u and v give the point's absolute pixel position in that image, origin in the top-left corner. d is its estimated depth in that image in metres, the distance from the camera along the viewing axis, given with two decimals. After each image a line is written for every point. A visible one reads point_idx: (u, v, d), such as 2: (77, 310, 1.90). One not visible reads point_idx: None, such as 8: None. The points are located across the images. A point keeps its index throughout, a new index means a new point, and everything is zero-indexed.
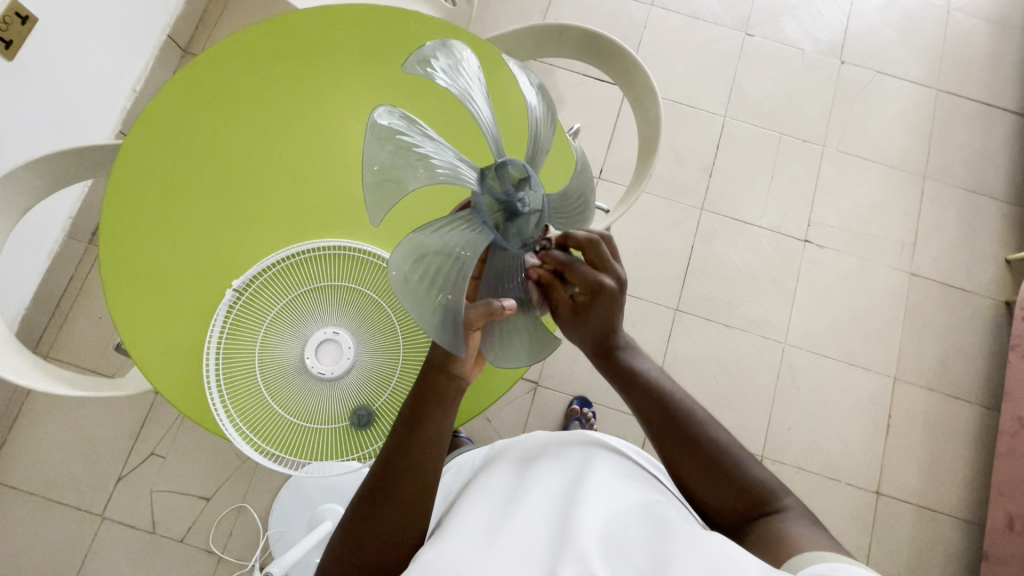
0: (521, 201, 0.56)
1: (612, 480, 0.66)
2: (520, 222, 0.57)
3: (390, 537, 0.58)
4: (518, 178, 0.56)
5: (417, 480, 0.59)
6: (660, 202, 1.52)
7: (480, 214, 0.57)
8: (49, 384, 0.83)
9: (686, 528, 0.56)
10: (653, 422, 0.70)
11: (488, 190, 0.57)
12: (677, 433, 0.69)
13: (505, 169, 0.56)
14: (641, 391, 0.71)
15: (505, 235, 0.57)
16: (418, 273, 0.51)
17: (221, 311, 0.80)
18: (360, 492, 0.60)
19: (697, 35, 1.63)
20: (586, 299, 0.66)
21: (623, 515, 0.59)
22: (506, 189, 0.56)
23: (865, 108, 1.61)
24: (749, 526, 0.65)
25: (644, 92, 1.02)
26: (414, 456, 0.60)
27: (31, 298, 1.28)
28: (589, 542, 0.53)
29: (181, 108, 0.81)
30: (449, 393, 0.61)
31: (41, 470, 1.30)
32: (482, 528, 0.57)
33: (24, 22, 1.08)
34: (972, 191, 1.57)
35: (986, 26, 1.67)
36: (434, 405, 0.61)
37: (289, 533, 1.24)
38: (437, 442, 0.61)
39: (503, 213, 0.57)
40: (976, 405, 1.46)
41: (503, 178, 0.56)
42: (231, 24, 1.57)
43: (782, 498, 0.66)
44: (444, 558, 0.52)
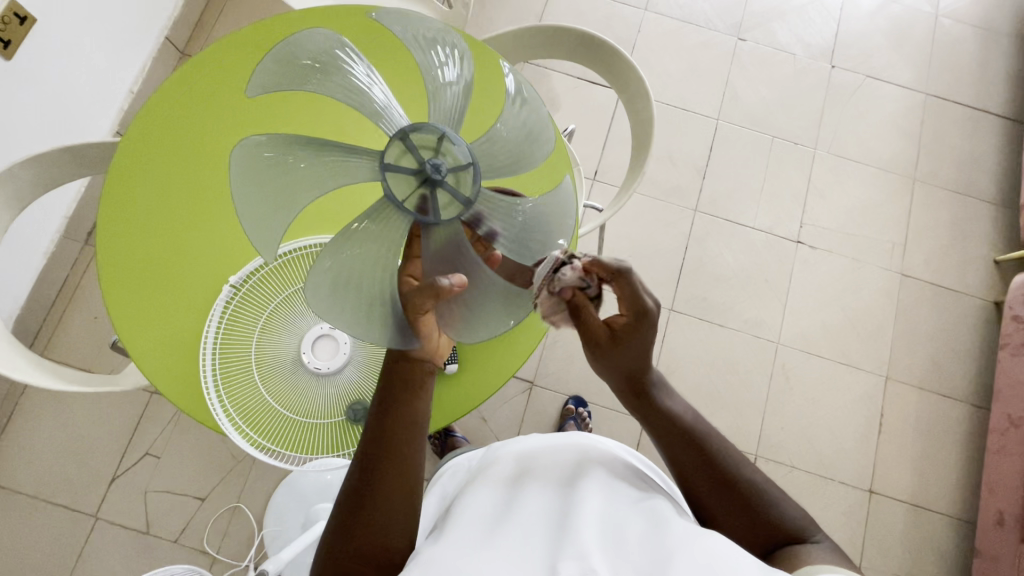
0: (433, 169, 0.70)
1: (611, 481, 0.65)
2: (439, 185, 0.71)
3: (381, 529, 0.55)
4: (444, 152, 0.71)
5: (400, 474, 0.57)
6: (654, 203, 1.54)
7: (389, 159, 0.71)
8: (46, 380, 0.83)
9: (682, 524, 0.57)
10: (673, 442, 0.68)
11: (416, 152, 0.70)
12: (711, 474, 0.66)
13: (437, 138, 0.70)
14: (678, 438, 0.68)
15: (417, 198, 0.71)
16: (278, 153, 0.67)
17: (218, 306, 0.80)
18: (348, 485, 0.58)
19: (691, 39, 1.65)
20: (625, 325, 0.68)
21: (622, 514, 0.59)
22: (428, 155, 0.70)
23: (855, 111, 1.64)
24: (774, 559, 0.62)
25: (636, 91, 1.03)
26: (396, 448, 0.58)
27: (26, 297, 1.28)
28: (589, 540, 0.53)
29: (182, 102, 0.81)
30: (418, 380, 0.62)
31: (34, 470, 1.29)
32: (479, 532, 0.56)
33: (21, 21, 1.09)
34: (961, 193, 1.60)
35: (973, 31, 1.71)
36: (404, 390, 0.61)
37: (284, 532, 1.24)
38: (417, 429, 0.60)
39: (421, 178, 0.70)
40: (967, 404, 1.47)
41: (437, 149, 0.71)
42: (229, 25, 1.58)
43: (813, 533, 0.63)
44: (447, 555, 0.52)
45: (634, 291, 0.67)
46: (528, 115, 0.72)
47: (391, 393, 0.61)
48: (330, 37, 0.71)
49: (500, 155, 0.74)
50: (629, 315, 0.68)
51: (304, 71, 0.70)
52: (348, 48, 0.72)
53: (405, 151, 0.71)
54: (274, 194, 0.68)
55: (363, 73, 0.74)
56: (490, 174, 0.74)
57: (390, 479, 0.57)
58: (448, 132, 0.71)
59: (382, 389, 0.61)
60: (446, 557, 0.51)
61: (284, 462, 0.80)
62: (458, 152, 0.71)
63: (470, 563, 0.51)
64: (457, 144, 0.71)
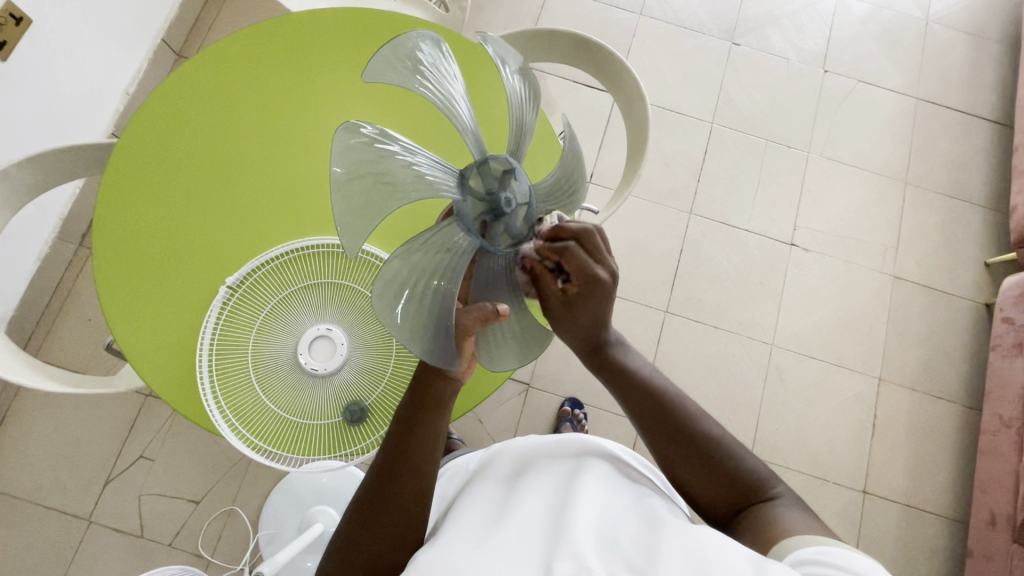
0: (505, 201, 0.57)
1: (608, 481, 0.66)
2: (506, 220, 0.58)
3: (387, 541, 0.58)
4: (511, 185, 0.57)
5: (415, 488, 0.60)
6: (649, 206, 1.55)
7: (464, 181, 0.58)
8: (42, 381, 0.83)
9: (678, 526, 0.57)
10: (647, 416, 0.70)
11: (484, 181, 0.57)
12: (669, 431, 0.69)
13: (488, 165, 0.57)
14: (635, 391, 0.71)
15: (491, 237, 0.59)
16: (372, 147, 0.52)
17: (215, 307, 0.80)
18: (359, 497, 0.60)
19: (686, 43, 1.67)
20: (579, 293, 0.62)
21: (618, 514, 0.60)
22: (496, 185, 0.57)
23: (848, 115, 1.65)
24: (744, 513, 0.66)
25: (631, 94, 1.04)
26: (415, 466, 0.60)
27: (20, 299, 1.27)
28: (583, 541, 0.53)
29: (178, 106, 0.82)
30: (446, 398, 0.63)
31: (27, 473, 1.28)
32: (478, 531, 0.57)
33: (18, 23, 1.08)
34: (952, 197, 1.62)
35: (963, 37, 1.73)
36: (431, 410, 0.62)
37: (279, 535, 1.24)
38: (436, 446, 0.63)
39: (485, 208, 0.58)
40: (959, 405, 1.49)
41: (503, 180, 0.57)
42: (225, 28, 1.58)
43: (773, 486, 0.67)
44: (443, 558, 0.52)
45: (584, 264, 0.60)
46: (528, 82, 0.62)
47: (419, 413, 0.62)
48: (419, 37, 0.55)
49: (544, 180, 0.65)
50: (582, 285, 0.61)
51: (403, 72, 0.55)
52: (425, 42, 0.56)
53: (479, 177, 0.57)
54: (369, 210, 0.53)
55: (444, 75, 0.59)
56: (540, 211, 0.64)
57: (401, 492, 0.59)
58: (515, 165, 0.58)
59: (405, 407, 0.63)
60: (443, 559, 0.52)
61: (282, 463, 0.80)
62: (520, 189, 0.58)
63: (466, 563, 0.51)
64: (523, 180, 0.58)
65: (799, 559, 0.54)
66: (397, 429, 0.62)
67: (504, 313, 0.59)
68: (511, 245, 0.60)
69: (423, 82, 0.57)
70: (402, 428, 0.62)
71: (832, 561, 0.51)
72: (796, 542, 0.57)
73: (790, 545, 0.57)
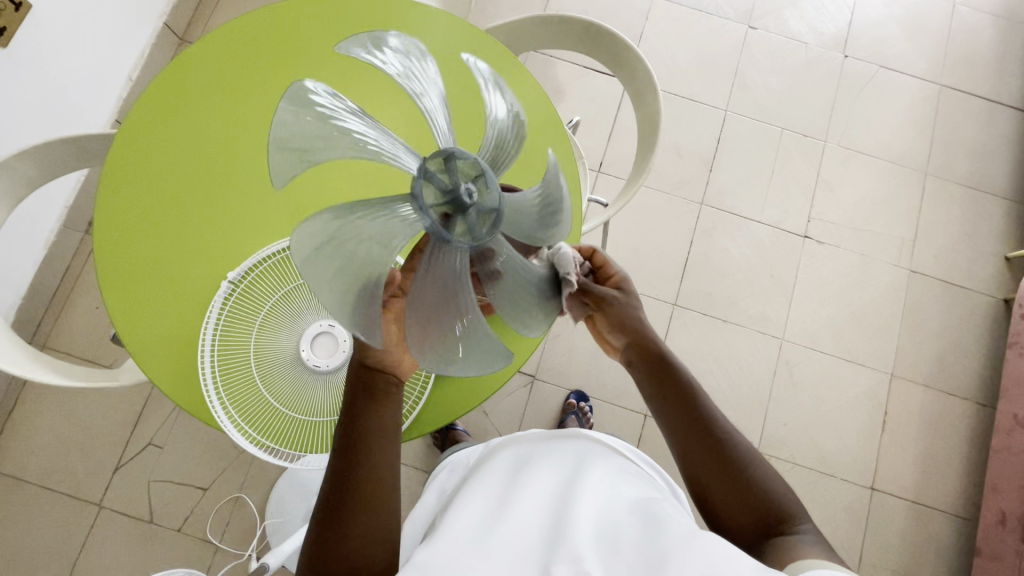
0: (468, 194, 0.49)
1: (608, 479, 0.64)
2: (467, 218, 0.50)
3: (360, 538, 0.56)
4: (480, 184, 0.50)
5: (379, 484, 0.59)
6: (660, 196, 1.52)
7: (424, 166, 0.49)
8: (46, 375, 0.82)
9: (681, 522, 0.55)
10: (678, 425, 0.68)
11: (437, 176, 0.49)
12: (703, 434, 0.67)
13: (453, 159, 0.49)
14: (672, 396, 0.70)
15: (450, 229, 0.50)
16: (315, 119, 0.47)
17: (216, 303, 0.79)
18: (323, 497, 0.59)
19: (700, 27, 1.62)
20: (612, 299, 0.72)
21: (617, 512, 0.57)
22: (455, 181, 0.49)
23: (867, 103, 1.60)
24: (764, 541, 0.61)
25: (643, 86, 1.01)
26: (374, 459, 0.59)
27: (27, 287, 1.28)
28: (582, 539, 0.51)
29: (179, 96, 0.80)
30: (387, 387, 0.62)
31: (38, 459, 1.30)
32: (472, 531, 0.55)
33: (18, 8, 1.06)
34: (974, 188, 1.57)
35: (992, 20, 1.66)
36: (371, 400, 0.61)
37: (285, 524, 1.25)
38: (390, 436, 0.62)
39: (445, 206, 0.50)
40: (973, 402, 1.46)
41: (455, 172, 0.50)
42: (228, 12, 1.55)
43: (799, 521, 0.62)
44: (435, 558, 0.50)
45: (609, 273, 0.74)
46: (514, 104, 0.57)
47: (359, 402, 0.61)
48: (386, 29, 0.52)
49: (534, 204, 0.55)
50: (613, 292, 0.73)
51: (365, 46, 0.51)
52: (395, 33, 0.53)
53: (439, 168, 0.50)
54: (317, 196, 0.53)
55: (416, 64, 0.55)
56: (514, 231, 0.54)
57: (365, 488, 0.58)
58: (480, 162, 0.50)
59: (348, 401, 0.62)
60: (437, 557, 0.51)
61: (282, 459, 0.80)
62: (490, 189, 0.50)
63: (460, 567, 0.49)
64: (492, 181, 0.50)
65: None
66: (346, 425, 0.61)
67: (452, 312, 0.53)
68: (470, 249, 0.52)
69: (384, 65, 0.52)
70: (350, 424, 0.61)
71: None
72: (803, 564, 0.53)
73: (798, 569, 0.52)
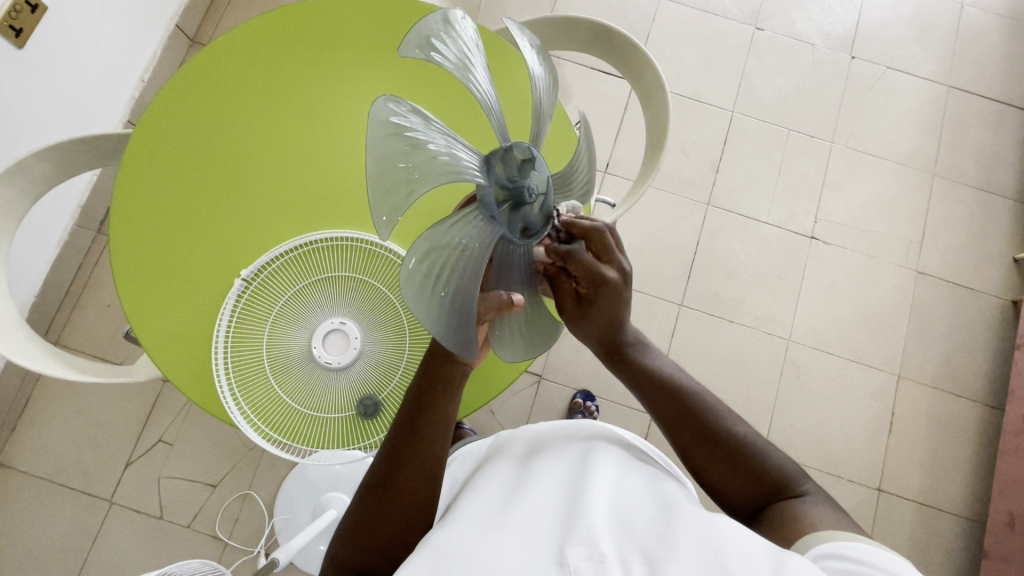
0: (527, 189, 0.56)
1: (621, 464, 0.63)
2: (525, 212, 0.57)
3: (402, 517, 0.58)
4: (532, 175, 0.56)
5: (422, 472, 0.60)
6: (667, 196, 1.52)
7: (489, 167, 0.56)
8: (61, 370, 0.83)
9: (695, 508, 0.54)
10: (673, 423, 0.69)
11: (497, 171, 0.56)
12: (694, 426, 0.68)
13: (510, 153, 0.56)
14: (655, 387, 0.71)
15: (510, 224, 0.57)
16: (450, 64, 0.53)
17: (230, 299, 0.80)
18: (371, 475, 0.60)
19: (707, 29, 1.62)
20: (589, 291, 0.66)
21: (629, 495, 0.57)
22: (517, 173, 0.56)
23: (875, 104, 1.60)
24: (768, 511, 0.65)
25: (652, 87, 1.01)
26: (422, 448, 0.60)
27: (40, 286, 1.29)
28: (599, 523, 0.50)
29: (197, 95, 0.81)
30: (454, 379, 0.62)
31: (50, 454, 1.31)
32: (490, 511, 0.55)
33: (33, 10, 1.08)
34: (982, 189, 1.57)
35: (999, 21, 1.66)
36: (441, 391, 0.62)
37: (293, 521, 1.26)
38: (443, 428, 0.62)
39: (506, 196, 0.56)
40: (981, 404, 1.46)
41: (524, 169, 0.56)
42: (239, 14, 1.57)
43: (802, 483, 0.66)
44: (452, 540, 0.49)
45: (590, 269, 0.64)
46: (548, 68, 0.61)
47: (428, 392, 0.61)
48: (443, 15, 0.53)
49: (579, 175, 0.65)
50: (592, 284, 0.65)
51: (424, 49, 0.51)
52: (446, 15, 0.53)
53: (502, 164, 0.56)
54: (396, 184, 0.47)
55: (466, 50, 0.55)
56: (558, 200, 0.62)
57: (410, 472, 0.59)
58: (536, 155, 0.57)
59: (419, 382, 0.62)
60: (454, 537, 0.50)
61: (291, 454, 0.80)
62: (541, 177, 0.57)
63: (480, 546, 0.48)
64: (542, 171, 0.57)
65: (823, 553, 0.54)
66: (410, 406, 0.61)
67: (518, 302, 0.59)
68: (526, 236, 0.59)
69: (444, 61, 0.53)
70: (414, 405, 0.62)
71: (852, 557, 0.52)
72: (816, 538, 0.57)
73: (814, 540, 0.56)
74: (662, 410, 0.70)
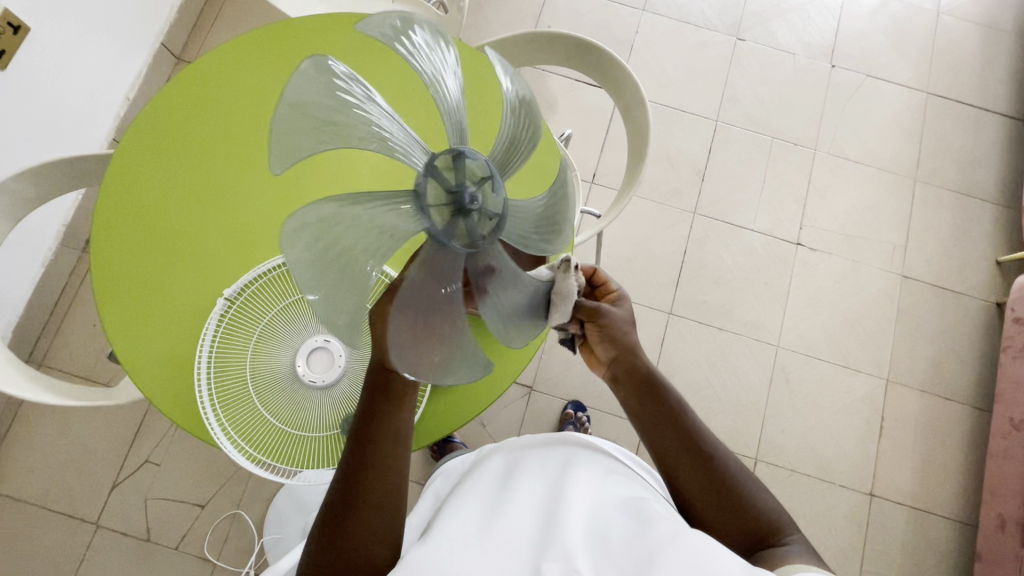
0: (471, 199, 0.53)
1: (599, 478, 0.63)
2: (467, 221, 0.54)
3: (371, 533, 0.57)
4: (483, 190, 0.53)
5: (383, 484, 0.59)
6: (654, 206, 1.53)
7: (434, 163, 0.53)
8: (43, 394, 0.82)
9: (672, 520, 0.54)
10: (671, 452, 0.68)
11: (442, 176, 0.53)
12: (693, 457, 0.67)
13: (464, 161, 0.53)
14: (659, 417, 0.70)
15: (449, 229, 0.53)
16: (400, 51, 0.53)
17: (213, 319, 0.79)
18: (332, 492, 0.60)
19: (689, 40, 1.64)
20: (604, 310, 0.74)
21: (607, 510, 0.57)
22: (456, 178, 0.53)
23: (856, 111, 1.62)
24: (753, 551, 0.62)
25: (632, 99, 1.01)
26: (381, 461, 0.60)
27: (24, 307, 1.28)
28: (574, 537, 0.51)
29: (180, 114, 0.82)
30: (398, 388, 0.63)
31: (35, 478, 1.29)
32: (466, 528, 0.54)
33: (16, 31, 1.08)
34: (963, 193, 1.59)
35: (975, 29, 1.69)
36: (383, 400, 0.62)
37: (283, 540, 1.25)
38: (398, 438, 0.62)
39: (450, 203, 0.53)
40: (969, 406, 1.47)
41: (478, 183, 0.53)
42: (225, 31, 1.57)
43: (788, 533, 0.63)
44: (426, 556, 0.49)
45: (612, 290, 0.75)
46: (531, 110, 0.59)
47: (375, 403, 0.62)
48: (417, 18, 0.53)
49: (535, 215, 0.60)
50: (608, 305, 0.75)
51: (390, 35, 0.52)
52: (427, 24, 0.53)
53: (449, 167, 0.53)
54: (299, 142, 0.47)
55: (439, 57, 0.55)
56: (513, 238, 0.58)
57: (373, 485, 0.59)
58: (495, 176, 0.55)
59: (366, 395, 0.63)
60: (428, 552, 0.50)
61: (277, 475, 0.80)
62: (495, 197, 0.54)
63: (454, 564, 0.48)
64: (500, 193, 0.55)
65: None
66: (360, 419, 0.62)
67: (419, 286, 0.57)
68: (466, 249, 0.55)
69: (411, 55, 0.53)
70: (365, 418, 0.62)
71: None
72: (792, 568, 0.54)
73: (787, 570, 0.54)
74: (664, 442, 0.68)
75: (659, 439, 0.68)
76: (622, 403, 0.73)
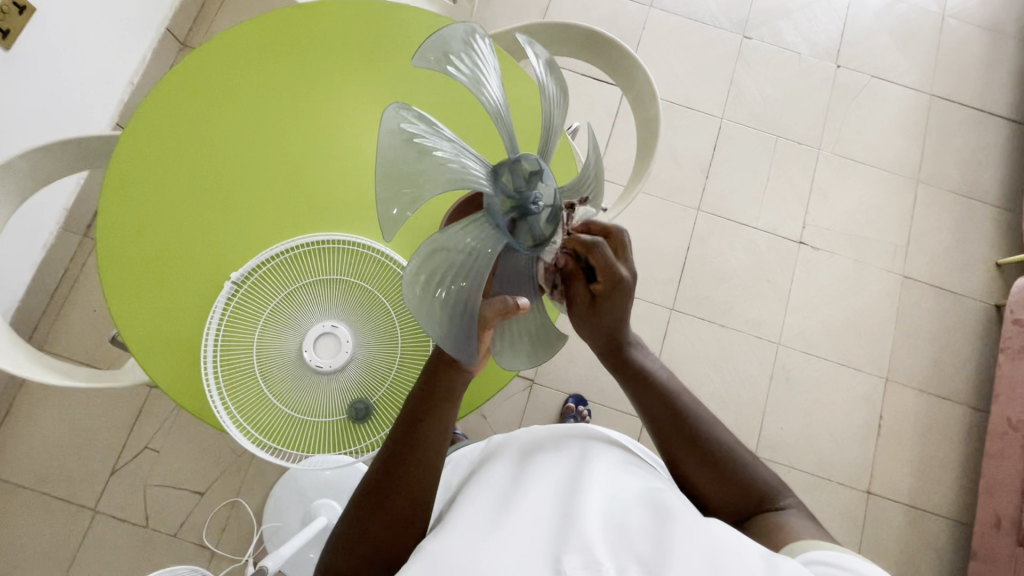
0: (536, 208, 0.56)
1: (614, 470, 0.63)
2: (530, 222, 0.57)
3: (400, 522, 0.58)
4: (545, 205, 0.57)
5: (421, 477, 0.59)
6: (658, 202, 1.53)
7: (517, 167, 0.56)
8: (48, 375, 0.82)
9: (688, 514, 0.55)
10: (664, 428, 0.71)
11: (517, 181, 0.56)
12: (685, 433, 0.69)
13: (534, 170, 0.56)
14: (652, 394, 0.72)
15: (516, 234, 0.57)
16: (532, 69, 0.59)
17: (220, 301, 0.79)
18: (366, 482, 0.60)
19: (696, 36, 1.64)
20: (604, 289, 0.67)
21: (623, 502, 0.57)
22: (528, 186, 0.56)
23: (860, 112, 1.63)
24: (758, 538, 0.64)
25: (642, 92, 1.02)
26: (421, 456, 0.60)
27: (25, 289, 1.27)
28: (593, 527, 0.51)
29: (186, 100, 0.81)
30: (456, 388, 0.62)
31: (33, 462, 1.29)
32: (484, 517, 0.55)
33: (21, 11, 1.08)
34: (965, 195, 1.60)
35: (979, 32, 1.70)
36: (441, 403, 0.61)
37: (282, 529, 1.24)
38: (441, 434, 0.62)
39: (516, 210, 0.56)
40: (967, 407, 1.48)
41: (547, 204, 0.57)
42: (230, 16, 1.56)
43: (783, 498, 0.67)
44: (447, 545, 0.49)
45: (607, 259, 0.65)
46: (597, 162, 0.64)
47: (427, 401, 0.61)
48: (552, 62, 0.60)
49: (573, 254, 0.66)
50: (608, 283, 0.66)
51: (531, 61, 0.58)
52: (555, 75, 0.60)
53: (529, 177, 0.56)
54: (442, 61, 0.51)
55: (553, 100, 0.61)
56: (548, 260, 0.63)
57: (404, 477, 0.59)
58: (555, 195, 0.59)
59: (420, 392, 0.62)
60: (449, 542, 0.50)
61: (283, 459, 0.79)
62: (548, 224, 0.59)
63: (475, 551, 0.48)
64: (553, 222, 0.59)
65: (810, 559, 0.54)
66: (409, 414, 0.61)
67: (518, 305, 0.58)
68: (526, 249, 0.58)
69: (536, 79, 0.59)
70: (415, 414, 0.61)
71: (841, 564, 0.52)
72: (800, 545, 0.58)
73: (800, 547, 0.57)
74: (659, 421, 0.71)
75: (654, 416, 0.71)
76: (610, 371, 0.75)
